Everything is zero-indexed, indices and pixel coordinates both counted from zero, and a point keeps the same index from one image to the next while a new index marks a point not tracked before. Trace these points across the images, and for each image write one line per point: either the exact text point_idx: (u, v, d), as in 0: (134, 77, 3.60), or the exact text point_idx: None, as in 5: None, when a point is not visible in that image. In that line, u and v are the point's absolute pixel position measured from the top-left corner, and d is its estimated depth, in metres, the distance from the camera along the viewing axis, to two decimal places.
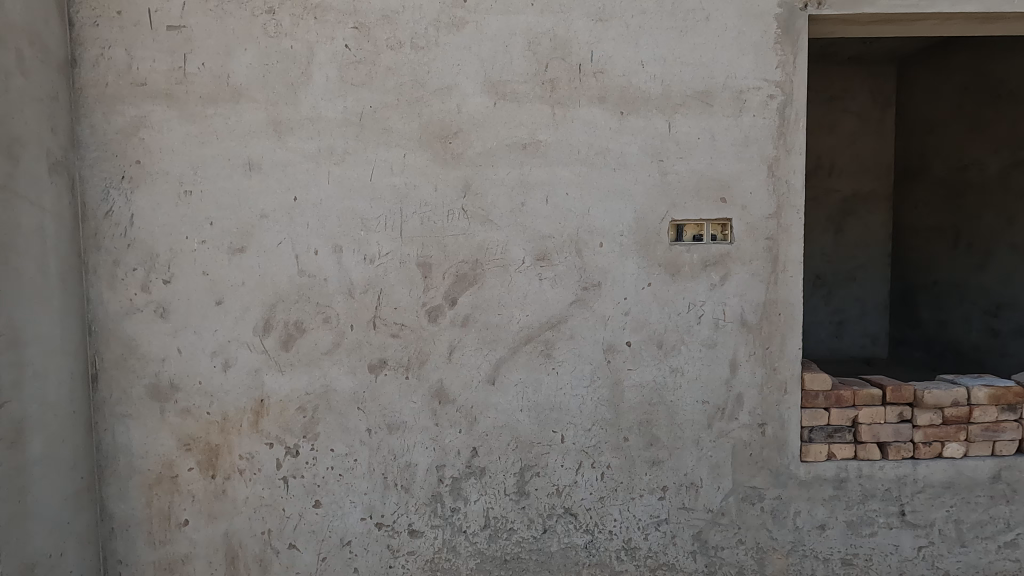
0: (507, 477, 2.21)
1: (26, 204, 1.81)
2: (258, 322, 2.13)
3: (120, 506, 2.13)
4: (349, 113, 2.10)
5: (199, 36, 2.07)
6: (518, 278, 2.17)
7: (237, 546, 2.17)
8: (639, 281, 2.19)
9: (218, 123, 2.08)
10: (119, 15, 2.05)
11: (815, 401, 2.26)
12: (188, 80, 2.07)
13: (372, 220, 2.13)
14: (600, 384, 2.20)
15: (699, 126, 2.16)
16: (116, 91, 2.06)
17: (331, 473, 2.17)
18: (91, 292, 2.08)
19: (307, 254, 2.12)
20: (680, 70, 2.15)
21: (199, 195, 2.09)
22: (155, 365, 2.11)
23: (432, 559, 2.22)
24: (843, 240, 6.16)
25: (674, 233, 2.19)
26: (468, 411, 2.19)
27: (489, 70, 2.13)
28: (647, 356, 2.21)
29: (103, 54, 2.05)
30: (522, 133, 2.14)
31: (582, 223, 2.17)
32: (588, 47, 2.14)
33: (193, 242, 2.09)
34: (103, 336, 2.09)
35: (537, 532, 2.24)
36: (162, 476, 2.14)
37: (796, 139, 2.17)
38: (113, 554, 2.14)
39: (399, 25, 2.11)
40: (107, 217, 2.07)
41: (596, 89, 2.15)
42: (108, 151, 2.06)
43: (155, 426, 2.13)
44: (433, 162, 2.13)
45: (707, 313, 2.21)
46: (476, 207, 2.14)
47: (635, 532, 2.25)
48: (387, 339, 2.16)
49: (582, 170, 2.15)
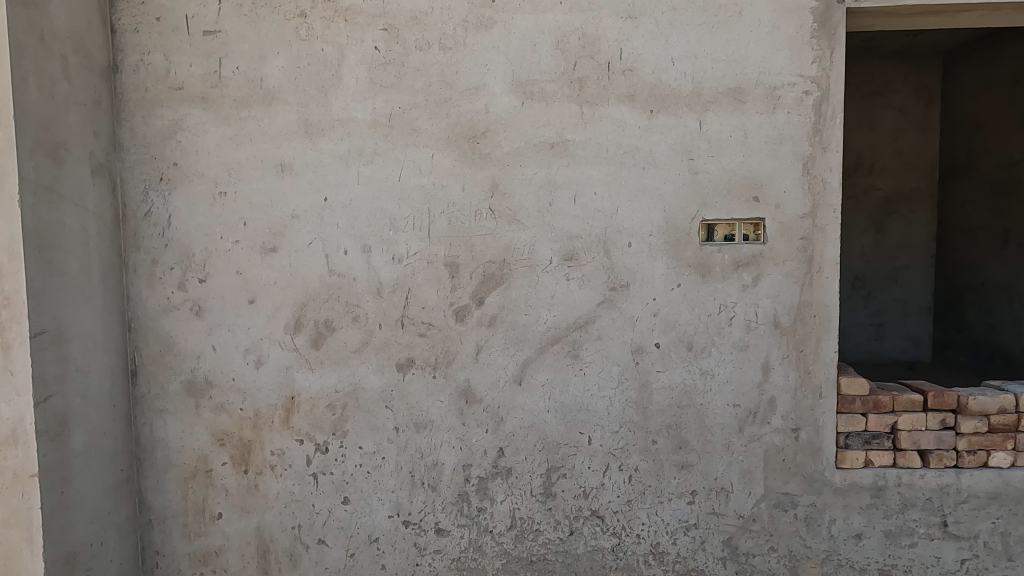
0: (533, 478, 2.21)
1: (71, 205, 1.88)
2: (290, 320, 2.17)
3: (158, 498, 2.19)
4: (378, 114, 2.12)
5: (234, 40, 2.11)
6: (545, 278, 2.16)
7: (269, 540, 2.21)
8: (668, 281, 2.15)
9: (252, 126, 2.12)
10: (157, 22, 2.11)
11: (852, 406, 2.19)
12: (223, 83, 2.12)
13: (400, 220, 2.14)
14: (628, 385, 2.18)
15: (731, 124, 2.12)
16: (154, 95, 2.12)
17: (359, 469, 2.20)
18: (132, 291, 2.15)
19: (338, 254, 2.15)
20: (712, 67, 2.11)
21: (233, 196, 2.13)
22: (191, 361, 2.17)
23: (458, 558, 2.23)
24: (884, 241, 5.98)
25: (705, 232, 2.15)
26: (495, 410, 2.19)
27: (517, 70, 2.12)
28: (676, 358, 2.17)
29: (142, 60, 2.11)
30: (549, 132, 2.13)
31: (610, 223, 2.14)
32: (617, 44, 2.12)
33: (227, 242, 2.14)
34: (142, 333, 2.16)
35: (563, 534, 2.22)
36: (197, 469, 2.20)
37: (833, 136, 2.11)
38: (150, 544, 2.20)
39: (428, 26, 2.12)
40: (146, 218, 2.13)
41: (625, 87, 2.12)
42: (147, 153, 2.12)
43: (191, 421, 2.18)
44: (461, 161, 2.13)
45: (739, 315, 2.16)
46: (503, 207, 2.14)
47: (664, 536, 2.22)
48: (414, 339, 2.17)
49: (611, 169, 2.13)
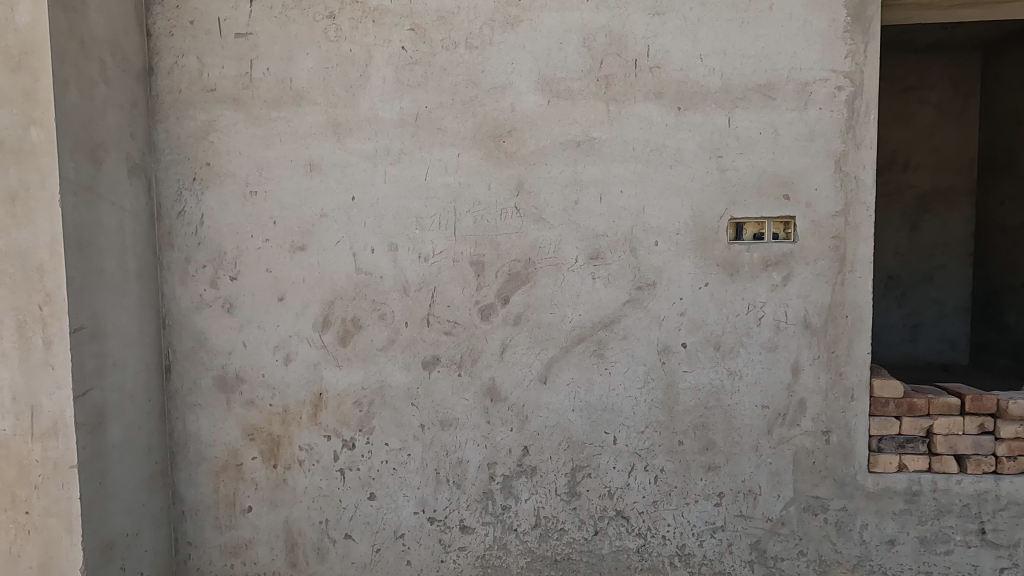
0: (558, 477, 2.20)
1: (109, 205, 1.94)
2: (318, 318, 2.20)
3: (191, 490, 2.25)
4: (405, 114, 2.14)
5: (264, 42, 2.15)
6: (571, 277, 2.15)
7: (297, 534, 2.25)
8: (696, 281, 2.13)
9: (282, 126, 2.16)
10: (191, 25, 2.15)
11: (885, 409, 2.14)
12: (254, 84, 2.16)
13: (427, 219, 2.16)
14: (654, 385, 2.16)
15: (761, 120, 2.09)
16: (188, 97, 2.17)
17: (385, 466, 2.22)
18: (166, 288, 2.20)
19: (365, 252, 2.17)
20: (741, 63, 2.08)
21: (263, 195, 2.17)
22: (222, 357, 2.22)
23: (482, 556, 2.23)
24: (919, 240, 5.82)
25: (733, 231, 2.12)
26: (520, 409, 2.19)
27: (543, 68, 2.12)
28: (703, 358, 2.15)
29: (177, 62, 2.16)
30: (575, 131, 2.12)
31: (636, 221, 2.13)
32: (644, 41, 2.10)
33: (258, 241, 2.18)
34: (176, 329, 2.21)
35: (588, 534, 2.22)
36: (228, 463, 2.24)
37: (866, 132, 2.06)
38: (183, 535, 2.25)
39: (455, 25, 2.13)
40: (180, 217, 2.18)
41: (652, 84, 2.10)
42: (181, 153, 2.17)
43: (222, 416, 2.23)
44: (487, 160, 2.14)
45: (768, 315, 2.13)
46: (529, 206, 2.14)
47: (690, 538, 2.20)
48: (440, 337, 2.19)
49: (638, 167, 2.12)
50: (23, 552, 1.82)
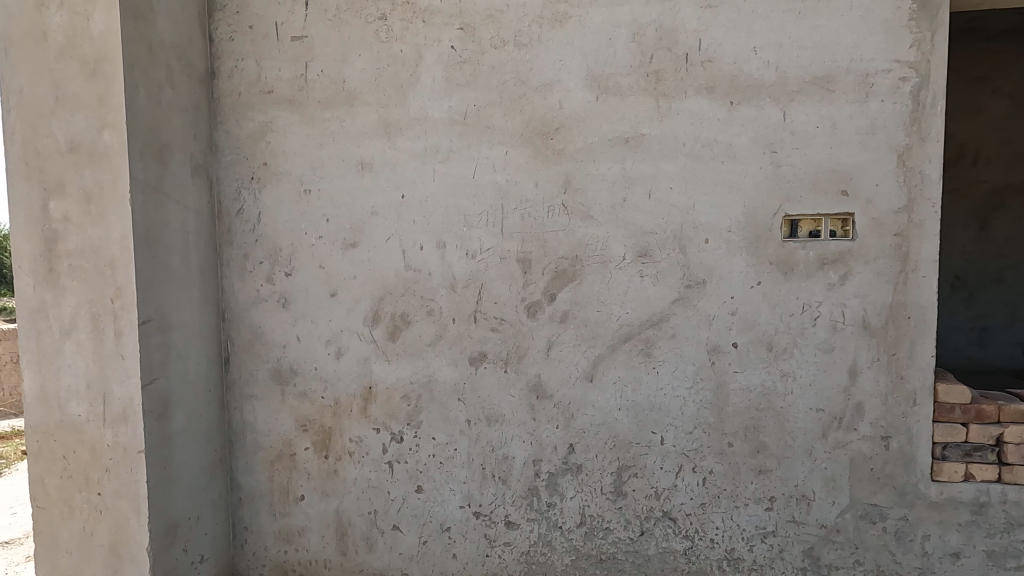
0: (604, 476, 2.19)
1: (174, 204, 2.03)
2: (369, 313, 2.25)
3: (247, 478, 2.34)
4: (453, 112, 2.16)
5: (319, 44, 2.21)
6: (618, 274, 2.13)
7: (347, 523, 2.31)
8: (747, 279, 2.08)
9: (335, 126, 2.21)
10: (250, 30, 2.23)
11: (951, 415, 2.04)
12: (309, 86, 2.22)
13: (474, 216, 2.18)
14: (703, 386, 2.12)
15: (818, 114, 2.02)
16: (247, 99, 2.25)
17: (432, 459, 2.26)
18: (226, 283, 2.29)
19: (414, 250, 2.21)
20: (797, 55, 2.02)
21: (317, 194, 2.23)
22: (278, 351, 2.29)
23: (527, 552, 2.24)
24: (990, 238, 5.50)
25: (788, 228, 2.06)
26: (565, 407, 2.18)
27: (592, 65, 2.11)
28: (754, 359, 2.10)
29: (236, 66, 2.25)
30: (624, 127, 2.10)
31: (686, 219, 2.09)
32: (696, 35, 2.06)
33: (311, 238, 2.25)
34: (234, 322, 2.30)
35: (634, 534, 2.20)
36: (282, 453, 2.32)
37: (932, 125, 1.96)
38: (240, 520, 2.35)
39: (503, 23, 2.14)
40: (239, 215, 2.27)
41: (703, 79, 2.06)
42: (240, 154, 2.26)
43: (277, 407, 2.31)
44: (535, 157, 2.14)
45: (824, 315, 2.06)
46: (576, 203, 2.13)
47: (740, 542, 2.16)
48: (486, 333, 2.20)
49: (688, 163, 2.08)
50: (95, 531, 1.93)
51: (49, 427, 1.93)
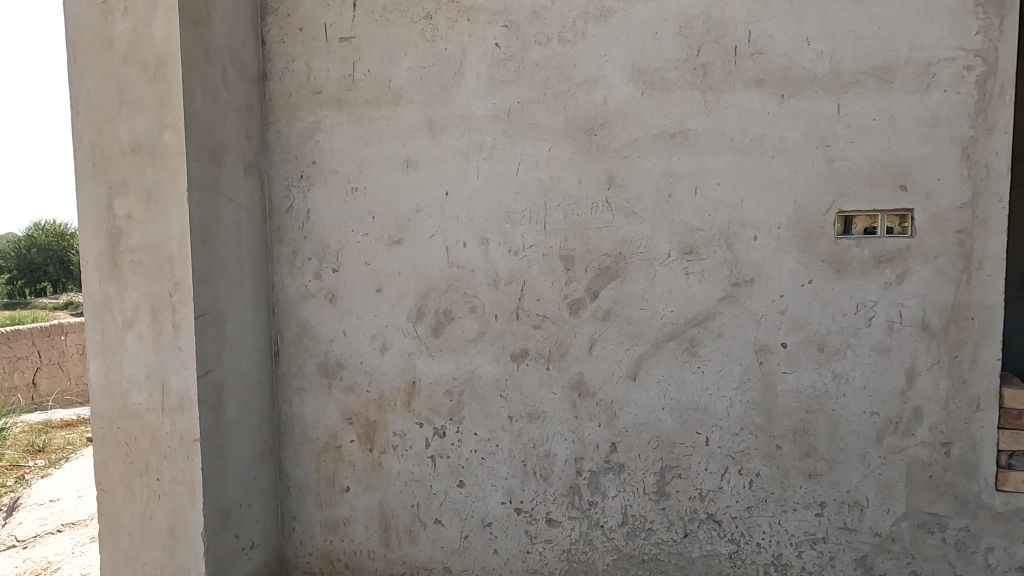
0: (647, 476, 2.16)
1: (228, 201, 2.10)
2: (413, 309, 2.28)
3: (295, 468, 2.40)
4: (497, 109, 2.17)
5: (366, 45, 2.25)
6: (662, 272, 2.10)
7: (391, 515, 2.35)
8: (798, 277, 2.02)
9: (381, 125, 2.25)
10: (301, 32, 2.29)
11: (1018, 422, 1.93)
12: (356, 86, 2.26)
13: (517, 213, 2.18)
14: (751, 387, 2.07)
15: (874, 106, 1.95)
16: (297, 100, 2.31)
17: (474, 455, 2.27)
18: (276, 279, 2.36)
19: (457, 247, 2.23)
20: (853, 45, 1.95)
21: (363, 192, 2.28)
22: (325, 345, 2.35)
23: (569, 550, 2.23)
24: None
25: (841, 225, 1.99)
26: (608, 405, 2.17)
27: (637, 59, 2.08)
28: (805, 359, 2.04)
29: (287, 67, 2.31)
30: (670, 122, 2.07)
31: (734, 215, 2.05)
32: (745, 27, 2.01)
33: (358, 235, 2.29)
34: (284, 317, 2.36)
35: (677, 536, 2.16)
36: (328, 444, 2.38)
37: (1000, 115, 1.87)
38: (288, 509, 2.41)
39: (548, 20, 2.13)
40: (289, 212, 2.33)
41: (753, 72, 2.01)
42: (290, 153, 2.32)
43: (324, 400, 2.36)
44: (579, 154, 2.13)
45: (879, 315, 1.99)
46: (620, 200, 2.11)
47: (788, 548, 2.10)
48: (529, 330, 2.20)
49: (737, 158, 2.03)
50: (154, 514, 2.02)
51: (112, 414, 2.03)
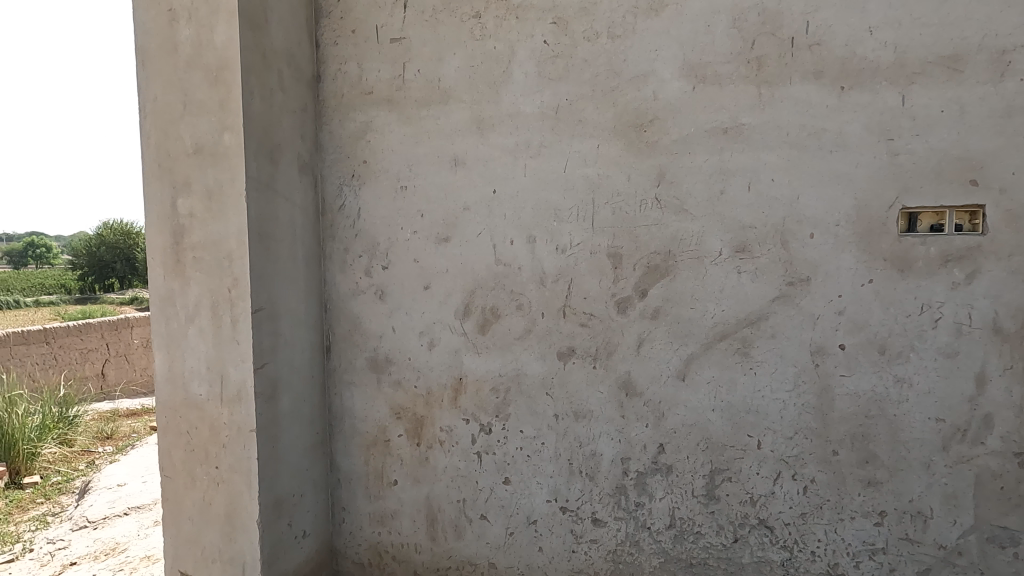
0: (695, 479, 2.12)
1: (284, 200, 2.17)
2: (460, 306, 2.30)
3: (345, 460, 2.46)
4: (545, 107, 2.17)
5: (416, 45, 2.28)
6: (714, 270, 2.05)
7: (437, 510, 2.38)
8: (858, 276, 1.94)
9: (430, 124, 2.28)
10: (353, 33, 2.34)
11: None
12: (406, 86, 2.30)
13: (565, 211, 2.17)
14: (806, 389, 2.01)
15: (943, 97, 1.86)
16: (349, 101, 2.36)
17: (520, 452, 2.28)
18: (328, 275, 2.42)
19: (504, 244, 2.23)
20: (920, 34, 1.87)
21: (412, 190, 2.31)
22: (374, 340, 2.40)
23: (615, 550, 2.21)
24: None
25: (905, 222, 1.91)
26: (656, 405, 2.13)
27: (689, 53, 2.04)
28: (865, 362, 1.96)
29: (340, 69, 2.36)
30: (722, 117, 2.02)
31: (789, 212, 1.98)
32: (803, 17, 1.94)
33: (407, 233, 2.33)
34: (335, 313, 2.42)
35: (727, 541, 2.11)
36: (377, 438, 2.42)
37: None
38: (339, 500, 2.47)
39: (597, 15, 2.11)
40: (341, 210, 2.39)
41: (811, 63, 1.94)
42: (342, 152, 2.37)
43: (373, 394, 2.41)
44: (628, 150, 2.10)
45: (946, 317, 1.90)
46: (670, 197, 2.07)
47: (844, 558, 2.02)
48: (576, 329, 2.19)
49: (793, 153, 1.97)
50: (213, 501, 2.10)
51: (175, 404, 2.13)
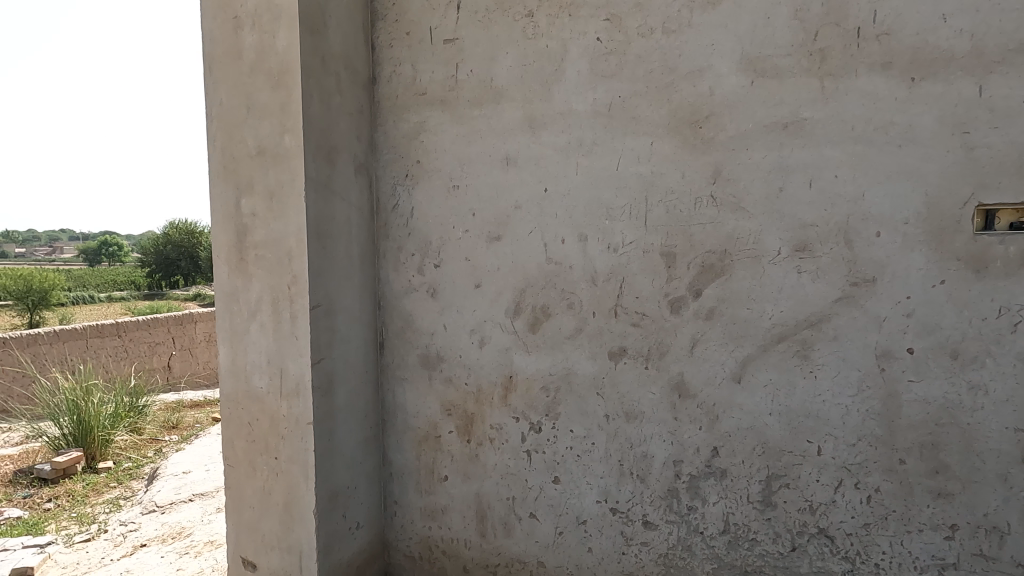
0: (751, 484, 2.06)
1: (340, 200, 2.23)
2: (510, 305, 2.31)
3: (398, 455, 2.50)
4: (598, 105, 2.15)
5: (469, 46, 2.30)
6: (772, 270, 1.99)
7: (486, 507, 2.40)
8: (928, 277, 1.86)
9: (482, 123, 2.29)
10: (407, 35, 2.38)
11: None
12: (459, 86, 2.32)
13: (617, 209, 2.15)
14: (871, 394, 1.93)
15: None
16: (403, 102, 2.40)
17: (570, 451, 2.27)
18: (382, 273, 2.47)
19: (556, 243, 2.23)
20: (999, 20, 1.76)
21: (464, 189, 2.33)
22: (426, 338, 2.43)
23: (666, 554, 2.17)
24: None
25: (981, 220, 1.82)
26: (710, 407, 2.09)
27: (747, 47, 1.98)
28: (935, 367, 1.87)
29: (394, 70, 2.40)
30: (782, 111, 1.95)
31: (854, 210, 1.91)
32: (870, 6, 1.86)
33: (459, 231, 2.35)
34: (389, 310, 2.47)
35: (784, 549, 2.05)
36: (428, 434, 2.46)
37: None
38: (391, 494, 2.52)
39: (651, 10, 2.08)
40: (395, 210, 2.43)
41: (878, 54, 1.86)
42: (396, 153, 2.41)
43: (425, 390, 2.45)
44: (682, 148, 2.06)
45: None
46: (726, 194, 2.02)
47: (911, 572, 1.93)
48: (627, 328, 2.17)
49: (858, 148, 1.89)
50: (272, 490, 2.18)
51: (238, 396, 2.22)
